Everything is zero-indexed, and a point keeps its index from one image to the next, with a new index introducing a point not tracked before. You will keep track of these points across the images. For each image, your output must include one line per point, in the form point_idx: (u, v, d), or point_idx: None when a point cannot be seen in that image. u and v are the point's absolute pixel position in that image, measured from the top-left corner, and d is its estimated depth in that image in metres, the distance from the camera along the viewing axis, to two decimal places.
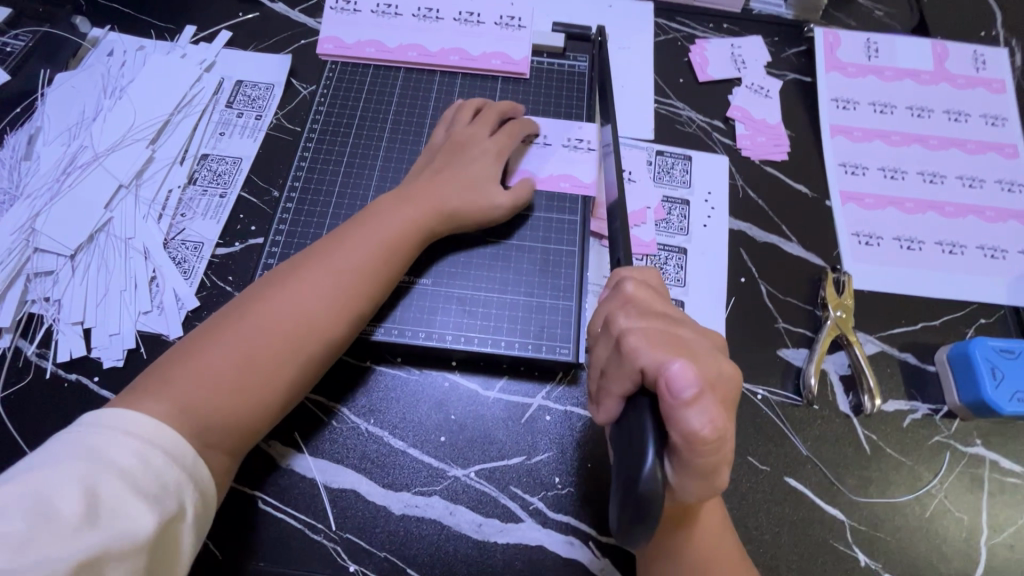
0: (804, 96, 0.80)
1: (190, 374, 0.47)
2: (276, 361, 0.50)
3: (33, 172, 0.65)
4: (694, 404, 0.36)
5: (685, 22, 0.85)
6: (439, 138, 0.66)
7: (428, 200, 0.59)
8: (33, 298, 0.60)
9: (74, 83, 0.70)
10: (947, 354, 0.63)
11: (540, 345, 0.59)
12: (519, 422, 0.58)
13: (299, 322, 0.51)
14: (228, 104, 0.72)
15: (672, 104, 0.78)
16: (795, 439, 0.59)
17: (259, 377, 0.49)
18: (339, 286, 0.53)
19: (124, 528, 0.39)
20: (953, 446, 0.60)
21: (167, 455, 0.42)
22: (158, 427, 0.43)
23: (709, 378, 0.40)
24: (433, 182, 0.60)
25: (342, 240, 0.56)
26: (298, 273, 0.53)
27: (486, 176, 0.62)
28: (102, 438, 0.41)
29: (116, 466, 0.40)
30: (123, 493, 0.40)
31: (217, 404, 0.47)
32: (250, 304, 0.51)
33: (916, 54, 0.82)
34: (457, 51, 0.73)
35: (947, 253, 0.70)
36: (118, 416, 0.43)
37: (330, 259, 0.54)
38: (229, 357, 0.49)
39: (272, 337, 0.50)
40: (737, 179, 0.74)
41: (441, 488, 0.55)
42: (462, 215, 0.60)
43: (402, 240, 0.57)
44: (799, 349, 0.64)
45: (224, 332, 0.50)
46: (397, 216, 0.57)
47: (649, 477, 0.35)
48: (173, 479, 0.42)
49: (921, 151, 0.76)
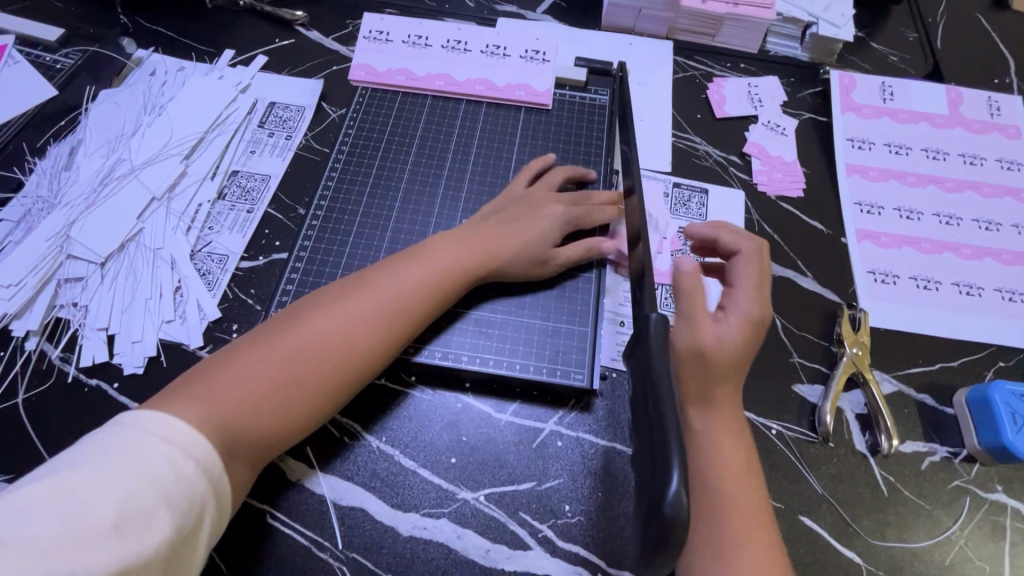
0: (820, 136, 0.82)
1: (227, 388, 0.48)
2: (307, 384, 0.50)
3: (71, 181, 0.67)
4: (745, 296, 0.55)
5: (702, 61, 0.87)
6: (514, 188, 0.67)
7: (482, 244, 0.60)
8: (62, 302, 0.62)
9: (116, 100, 0.73)
10: (966, 398, 0.62)
11: (554, 370, 0.59)
12: (530, 447, 0.58)
13: (341, 347, 0.52)
14: (260, 124, 0.74)
15: (690, 138, 0.80)
16: (810, 477, 0.59)
17: (293, 397, 0.50)
18: (384, 317, 0.54)
19: (151, 538, 0.39)
20: (973, 491, 0.59)
21: (198, 468, 0.43)
22: (191, 438, 0.43)
23: (764, 287, 0.57)
24: (492, 228, 0.62)
25: (392, 272, 0.57)
26: (348, 297, 0.54)
27: (545, 238, 0.62)
28: (139, 444, 0.42)
29: (150, 475, 0.40)
30: (154, 504, 0.40)
31: (248, 419, 0.48)
32: (297, 322, 0.53)
33: (930, 99, 0.84)
34: (482, 82, 0.75)
35: (964, 295, 0.70)
36: (150, 424, 0.43)
37: (382, 290, 0.55)
38: (269, 374, 0.49)
39: (313, 359, 0.51)
40: (753, 215, 0.74)
41: (450, 511, 0.55)
42: (513, 264, 0.61)
43: (449, 276, 0.58)
44: (814, 385, 0.64)
45: (267, 347, 0.51)
46: (446, 254, 0.59)
47: (673, 501, 0.31)
48: (200, 493, 0.43)
49: (937, 193, 0.77)
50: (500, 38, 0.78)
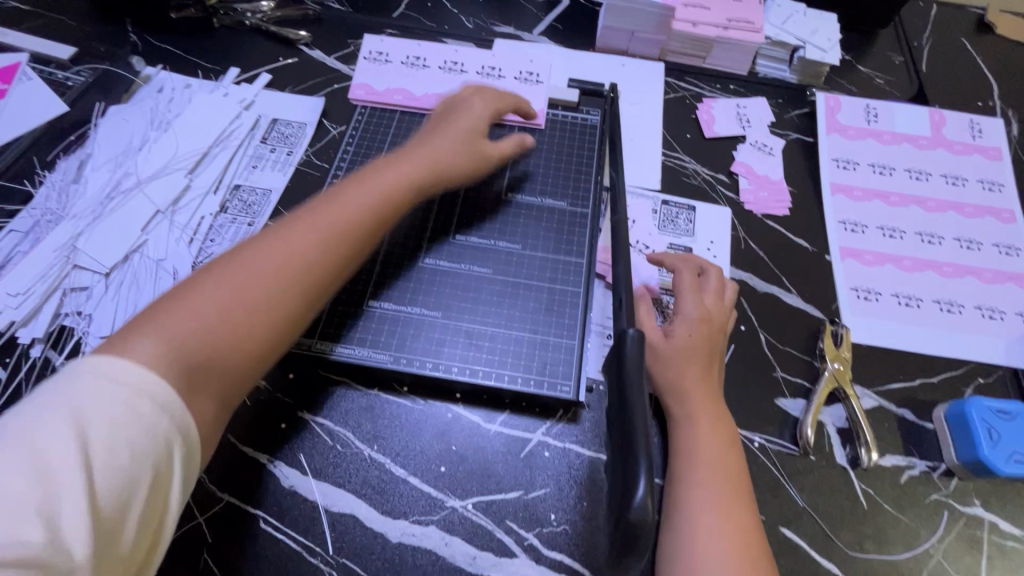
0: (806, 156, 0.84)
1: (180, 318, 0.46)
2: (265, 303, 0.50)
3: (79, 195, 0.69)
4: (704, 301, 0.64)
5: (693, 82, 0.90)
6: (439, 107, 0.72)
7: (421, 161, 0.63)
8: (67, 311, 0.63)
9: (125, 116, 0.76)
10: (944, 413, 0.64)
11: (542, 382, 0.61)
12: (518, 456, 0.60)
13: (296, 261, 0.52)
14: (262, 140, 0.77)
15: (679, 157, 0.83)
16: (791, 489, 0.60)
17: (253, 315, 0.49)
18: (335, 229, 0.55)
19: (112, 473, 0.38)
20: (951, 505, 0.60)
21: (157, 406, 0.41)
22: (145, 375, 0.41)
23: (720, 298, 0.65)
24: (426, 144, 0.65)
25: (338, 191, 0.58)
26: (298, 217, 0.55)
27: (473, 139, 0.68)
28: (94, 385, 0.40)
29: (106, 416, 0.39)
30: (114, 443, 0.38)
31: (206, 344, 0.46)
32: (246, 249, 0.52)
33: (914, 121, 0.87)
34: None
35: (945, 312, 0.72)
36: (102, 365, 0.41)
37: (329, 207, 0.56)
38: (222, 297, 0.48)
39: (268, 278, 0.50)
40: (739, 232, 0.77)
41: (438, 519, 0.56)
42: (456, 172, 0.66)
43: (402, 185, 0.60)
44: (796, 399, 0.65)
45: (217, 276, 0.49)
46: (387, 171, 0.61)
47: (638, 508, 0.34)
48: (162, 430, 0.40)
49: (920, 212, 0.79)
50: (495, 61, 0.82)
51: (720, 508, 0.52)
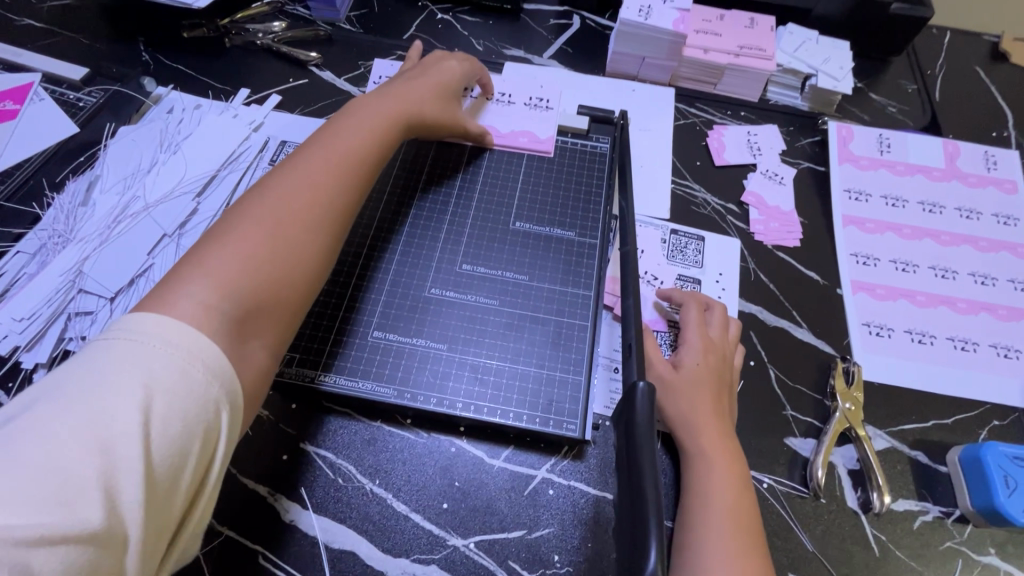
0: (818, 186, 0.83)
1: (221, 261, 0.47)
2: (298, 232, 0.52)
3: (88, 217, 0.69)
4: (710, 334, 0.63)
5: (703, 108, 0.90)
6: (408, 65, 0.77)
7: (400, 97, 0.67)
8: (70, 336, 0.62)
9: (135, 137, 0.76)
10: (959, 456, 0.62)
11: (547, 420, 0.60)
12: (522, 493, 0.59)
13: (317, 194, 0.54)
14: (271, 162, 0.77)
15: (689, 185, 0.82)
16: (801, 534, 0.59)
17: (290, 245, 0.51)
18: (343, 158, 0.58)
19: (166, 440, 0.37)
20: (965, 553, 0.59)
21: (207, 371, 0.41)
22: (194, 336, 0.41)
23: (726, 331, 0.64)
24: (402, 86, 0.69)
25: (333, 129, 0.61)
26: (299, 158, 0.57)
27: (444, 87, 0.72)
28: (145, 351, 0.39)
29: (158, 383, 0.38)
30: (168, 411, 0.38)
31: (251, 281, 0.48)
32: (264, 191, 0.53)
33: (927, 152, 0.86)
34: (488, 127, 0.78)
35: (959, 350, 0.71)
36: (150, 329, 0.40)
37: (331, 142, 0.59)
38: (255, 234, 0.50)
39: (295, 211, 0.53)
40: (749, 263, 0.76)
41: (440, 558, 0.55)
42: (434, 120, 0.70)
43: (391, 122, 0.64)
44: (807, 439, 0.64)
45: (243, 217, 0.51)
46: (374, 107, 0.65)
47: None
48: (214, 397, 0.40)
49: (933, 246, 0.78)
50: (505, 84, 0.81)
51: (737, 551, 0.50)
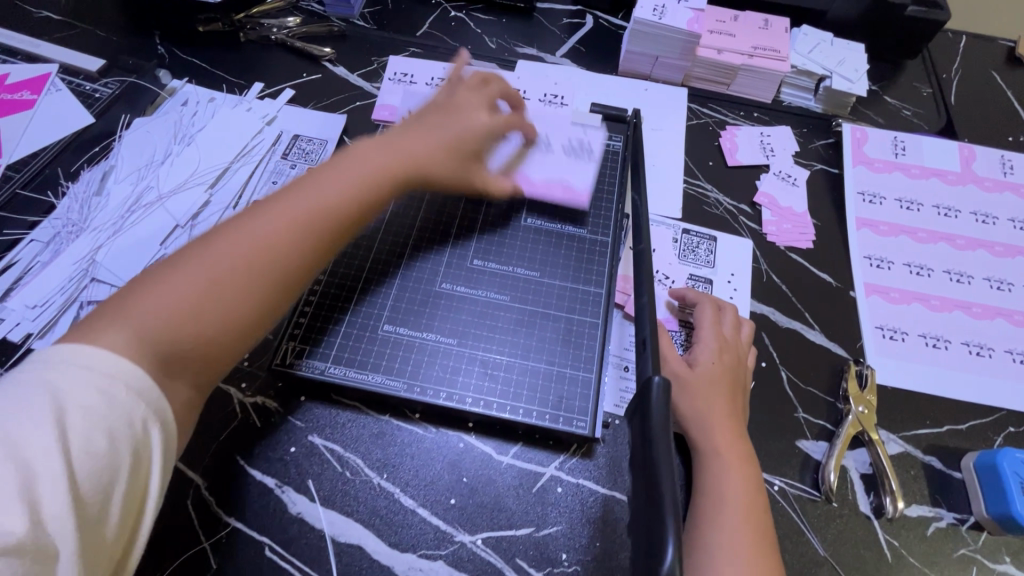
0: (831, 188, 0.82)
1: (146, 308, 0.47)
2: (233, 288, 0.49)
3: (101, 207, 0.70)
4: (724, 335, 0.63)
5: (716, 109, 0.89)
6: (436, 99, 0.70)
7: (406, 148, 0.62)
8: None
9: (149, 129, 0.76)
10: (974, 463, 0.61)
11: (558, 416, 0.59)
12: (530, 491, 0.58)
13: (273, 247, 0.52)
14: (283, 156, 0.77)
15: (701, 185, 0.81)
16: (812, 537, 0.58)
17: (222, 301, 0.49)
18: (312, 215, 0.54)
19: (90, 452, 0.39)
20: (979, 561, 0.58)
21: (131, 392, 0.42)
22: (116, 363, 0.43)
23: (739, 332, 0.64)
24: (415, 134, 0.64)
25: (320, 177, 0.57)
26: (272, 206, 0.54)
27: (469, 134, 0.66)
28: (66, 375, 0.41)
29: (78, 403, 0.40)
30: (90, 428, 0.39)
31: (169, 333, 0.46)
32: (222, 234, 0.52)
33: (943, 156, 0.85)
34: (518, 176, 0.72)
35: (974, 355, 0.70)
36: (72, 356, 0.42)
37: (310, 193, 0.55)
38: (190, 285, 0.48)
39: (238, 265, 0.50)
40: (761, 264, 0.75)
41: (447, 554, 0.55)
42: (445, 173, 0.64)
43: (382, 174, 0.59)
44: (819, 442, 0.63)
45: (188, 261, 0.50)
46: (370, 159, 0.60)
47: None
48: (138, 413, 0.42)
49: (948, 250, 0.77)
50: (541, 129, 0.76)
51: (743, 558, 0.50)
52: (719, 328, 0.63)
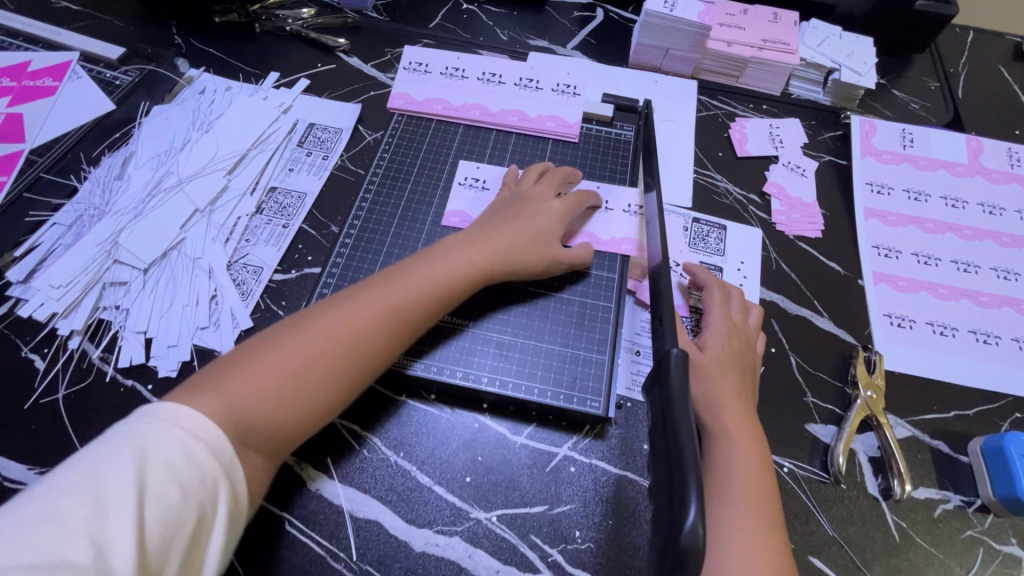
0: (839, 179, 0.83)
1: (239, 382, 0.47)
2: (323, 375, 0.49)
3: (122, 191, 0.71)
4: (731, 317, 0.64)
5: (726, 101, 0.90)
6: (506, 194, 0.69)
7: (491, 244, 0.62)
8: (106, 304, 0.64)
9: (168, 115, 0.78)
10: (981, 447, 0.62)
11: (571, 396, 0.61)
12: (543, 470, 0.59)
13: (364, 340, 0.52)
14: (299, 144, 0.78)
15: (711, 175, 0.82)
16: (821, 517, 0.59)
17: (309, 387, 0.49)
18: (403, 308, 0.54)
19: (168, 513, 0.38)
20: (986, 542, 0.59)
21: (210, 454, 0.42)
22: (200, 426, 0.43)
23: (744, 315, 0.65)
24: (499, 229, 0.63)
25: (412, 268, 0.57)
26: (369, 292, 0.55)
27: (541, 235, 0.64)
28: (151, 429, 0.41)
29: (163, 458, 0.40)
30: (167, 482, 0.39)
31: (259, 415, 0.46)
32: (319, 312, 0.52)
33: (950, 148, 0.86)
34: (585, 235, 0.70)
35: (981, 343, 0.71)
36: (162, 412, 0.42)
37: (402, 284, 0.55)
38: (284, 365, 0.48)
39: (329, 350, 0.50)
40: (771, 253, 0.76)
41: (463, 530, 0.56)
42: (523, 268, 0.63)
43: (469, 269, 0.59)
44: (827, 426, 0.64)
45: (286, 336, 0.50)
46: (458, 254, 0.60)
47: (689, 534, 0.31)
48: (212, 474, 0.41)
49: (955, 240, 0.78)
50: (599, 192, 0.74)
51: (750, 533, 0.50)
52: (725, 311, 0.64)
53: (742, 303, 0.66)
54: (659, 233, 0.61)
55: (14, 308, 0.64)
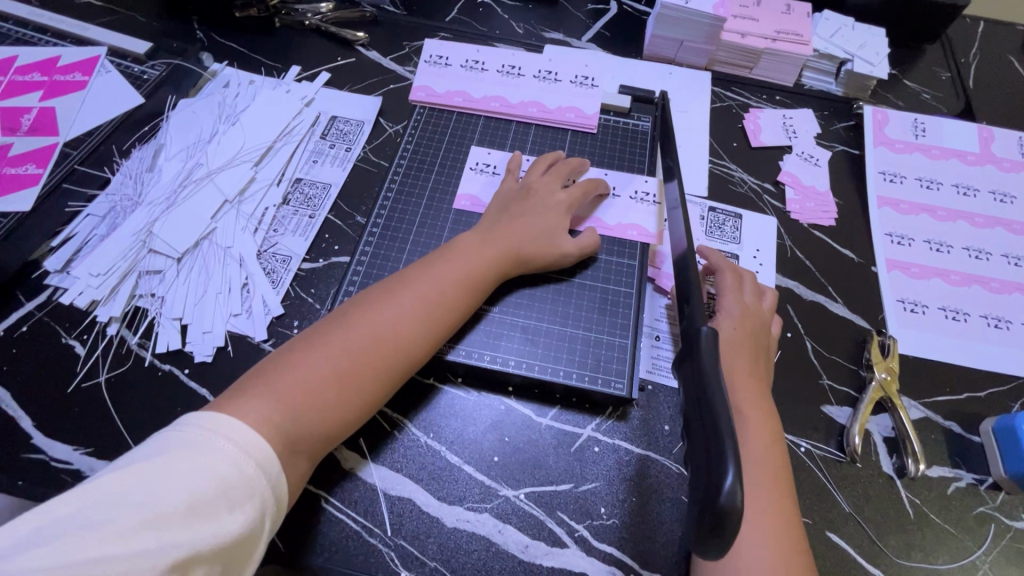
0: (852, 168, 0.85)
1: (283, 390, 0.50)
2: (360, 380, 0.54)
3: (154, 182, 0.73)
4: (743, 301, 0.65)
5: (740, 92, 0.92)
6: (512, 186, 0.71)
7: (505, 242, 0.65)
8: (141, 292, 0.67)
9: (194, 109, 0.80)
10: (992, 427, 0.64)
11: (595, 378, 0.63)
12: (569, 450, 0.61)
13: (389, 342, 0.56)
14: (322, 136, 0.80)
15: (726, 165, 0.84)
16: (838, 495, 0.61)
17: (350, 392, 0.53)
18: (428, 312, 0.58)
19: (218, 530, 0.41)
20: (997, 518, 0.61)
21: (259, 468, 0.45)
22: (251, 439, 0.46)
23: (756, 297, 0.67)
24: (511, 226, 0.66)
25: (432, 271, 0.61)
26: (394, 297, 0.58)
27: (551, 228, 0.67)
28: (207, 442, 0.44)
29: (217, 473, 0.42)
30: (220, 497, 0.42)
31: (307, 420, 0.50)
32: (350, 320, 0.56)
33: (961, 138, 0.87)
34: (593, 220, 0.72)
35: (992, 327, 0.72)
36: (217, 424, 0.45)
37: (424, 289, 0.59)
38: (324, 372, 0.52)
39: (364, 357, 0.54)
40: (786, 241, 0.78)
41: (492, 507, 0.58)
42: (535, 259, 0.66)
43: (487, 271, 0.63)
44: (843, 407, 0.66)
45: (322, 345, 0.54)
46: (475, 256, 0.63)
47: (727, 496, 0.34)
48: (260, 492, 0.45)
49: (967, 228, 0.79)
50: (608, 178, 0.76)
51: (769, 506, 0.52)
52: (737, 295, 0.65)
53: (754, 286, 0.67)
54: (684, 223, 0.62)
55: (53, 296, 0.66)
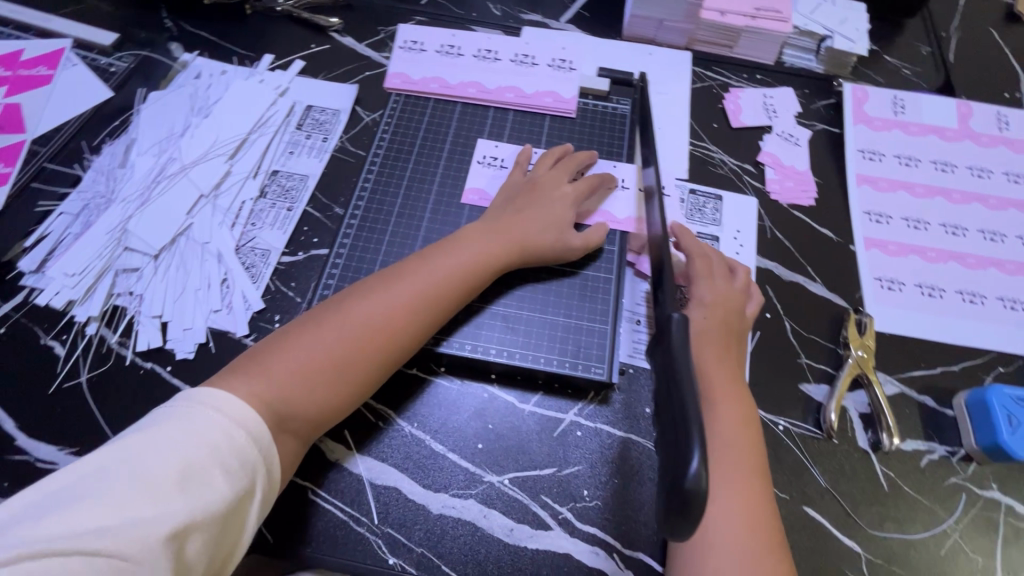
0: (832, 147, 0.85)
1: (276, 370, 0.51)
2: (352, 364, 0.54)
3: (127, 178, 0.72)
4: (714, 281, 0.66)
5: (720, 71, 0.91)
6: (518, 180, 0.71)
7: (509, 234, 0.64)
8: (119, 291, 0.66)
9: (165, 101, 0.78)
10: (965, 400, 0.66)
11: (576, 364, 0.63)
12: (551, 435, 0.62)
13: (383, 329, 0.55)
14: (298, 126, 0.79)
15: (706, 147, 0.84)
16: (814, 471, 0.62)
17: (340, 375, 0.53)
18: (423, 300, 0.58)
19: (210, 494, 0.42)
20: (968, 488, 0.62)
21: (248, 436, 0.46)
22: (240, 411, 0.46)
23: (725, 275, 0.67)
24: (516, 218, 0.66)
25: (432, 261, 0.61)
26: (392, 285, 0.58)
27: (560, 222, 0.67)
28: (195, 413, 0.45)
29: (205, 441, 0.43)
30: (210, 463, 0.43)
31: (296, 400, 0.51)
32: (347, 305, 0.56)
33: (940, 114, 0.87)
34: (601, 214, 0.72)
35: (967, 303, 0.73)
36: (206, 397, 0.46)
37: (422, 277, 0.59)
38: (317, 354, 0.53)
39: (357, 341, 0.54)
40: (765, 222, 0.78)
41: (477, 493, 0.59)
42: (537, 254, 0.65)
43: (483, 259, 0.62)
44: (820, 385, 0.67)
45: (317, 328, 0.54)
46: (476, 246, 0.63)
47: (693, 478, 0.35)
48: (251, 459, 0.45)
49: (944, 205, 0.80)
50: (617, 171, 0.75)
51: (742, 485, 0.54)
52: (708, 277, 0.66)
53: (723, 266, 0.68)
54: (660, 213, 0.62)
55: (29, 296, 0.65)
